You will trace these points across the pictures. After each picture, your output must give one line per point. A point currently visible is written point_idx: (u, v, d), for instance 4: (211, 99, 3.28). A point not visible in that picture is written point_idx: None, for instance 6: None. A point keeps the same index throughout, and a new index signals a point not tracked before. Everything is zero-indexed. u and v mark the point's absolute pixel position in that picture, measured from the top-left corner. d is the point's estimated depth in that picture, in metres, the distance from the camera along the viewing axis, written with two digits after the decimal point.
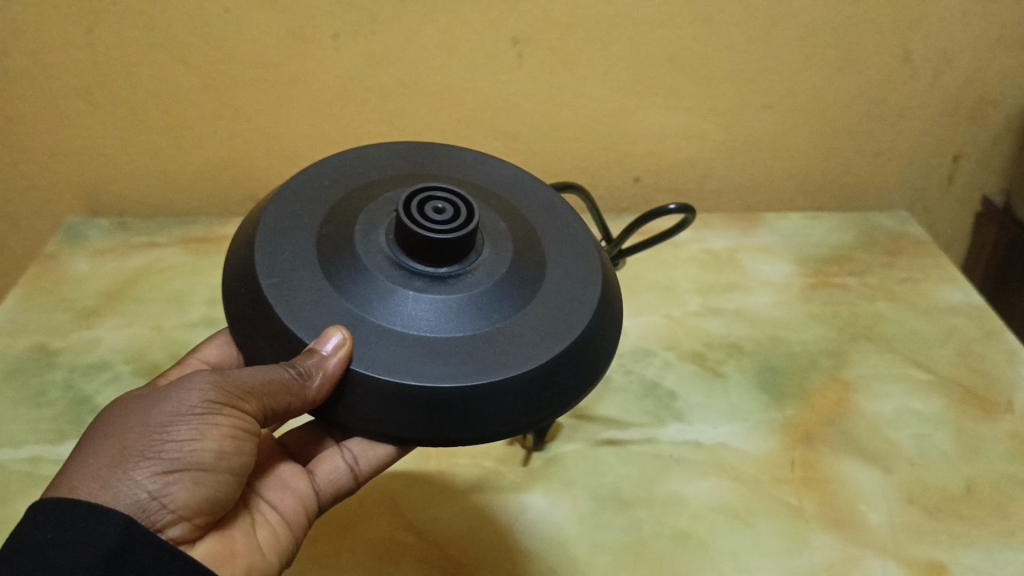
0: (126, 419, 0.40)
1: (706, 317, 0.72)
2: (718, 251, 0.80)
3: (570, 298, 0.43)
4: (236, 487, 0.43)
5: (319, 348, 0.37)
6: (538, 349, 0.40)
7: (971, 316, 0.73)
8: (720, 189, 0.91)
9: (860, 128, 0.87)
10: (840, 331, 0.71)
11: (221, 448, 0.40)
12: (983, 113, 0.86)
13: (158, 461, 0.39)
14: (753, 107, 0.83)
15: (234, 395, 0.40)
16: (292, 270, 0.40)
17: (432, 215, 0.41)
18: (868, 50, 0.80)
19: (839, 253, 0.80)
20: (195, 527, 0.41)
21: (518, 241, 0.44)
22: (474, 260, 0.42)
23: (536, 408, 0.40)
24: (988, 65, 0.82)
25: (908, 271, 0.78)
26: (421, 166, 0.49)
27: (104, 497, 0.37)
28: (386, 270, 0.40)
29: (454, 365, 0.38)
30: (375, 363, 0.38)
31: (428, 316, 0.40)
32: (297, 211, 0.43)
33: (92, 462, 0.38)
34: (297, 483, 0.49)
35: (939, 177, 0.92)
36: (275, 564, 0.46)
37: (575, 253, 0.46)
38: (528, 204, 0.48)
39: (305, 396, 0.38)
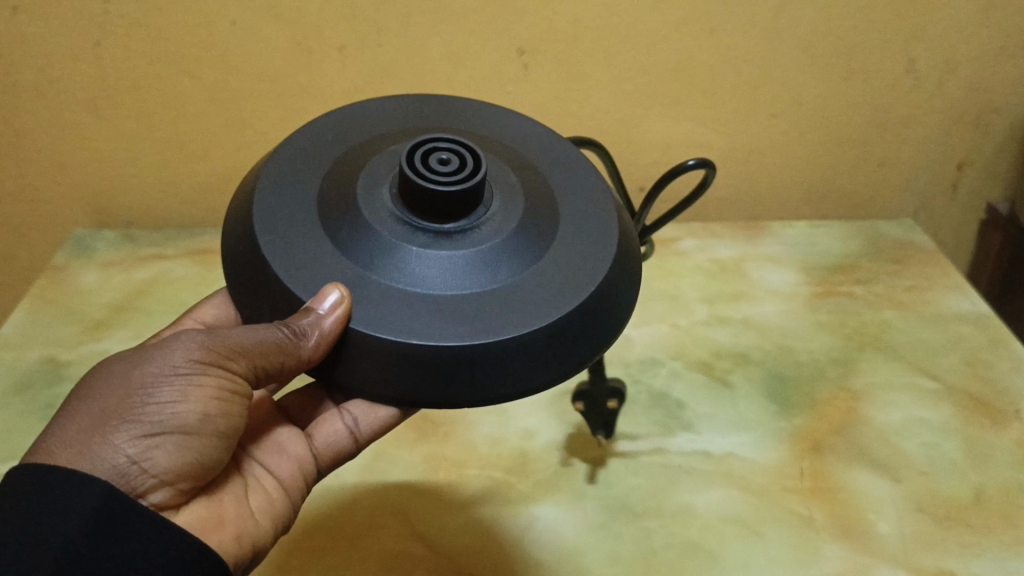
0: (109, 381, 0.39)
1: (713, 327, 0.72)
2: (724, 260, 0.80)
3: (583, 253, 0.41)
4: (224, 451, 0.42)
5: (315, 306, 0.36)
6: (548, 307, 0.38)
7: (978, 324, 0.73)
8: (726, 198, 0.91)
9: (865, 136, 0.87)
10: (847, 340, 0.71)
11: (207, 410, 0.40)
12: (987, 121, 0.86)
13: (140, 425, 0.38)
14: (757, 117, 0.83)
15: (220, 355, 0.39)
16: (290, 227, 0.39)
17: (436, 165, 0.39)
18: (872, 59, 0.80)
19: (845, 261, 0.80)
20: (180, 492, 0.40)
21: (528, 193, 0.42)
22: (482, 213, 0.40)
23: (546, 368, 0.38)
24: (993, 73, 0.82)
25: (914, 279, 0.78)
26: (430, 115, 0.47)
27: (83, 463, 0.37)
28: (389, 225, 0.39)
29: (457, 325, 0.37)
30: (374, 322, 0.37)
31: (433, 273, 0.38)
32: (297, 164, 0.42)
33: (72, 426, 0.38)
34: (294, 445, 0.49)
35: (944, 185, 0.92)
36: (268, 529, 0.45)
37: (590, 207, 0.44)
38: (545, 155, 0.46)
39: (298, 356, 0.37)
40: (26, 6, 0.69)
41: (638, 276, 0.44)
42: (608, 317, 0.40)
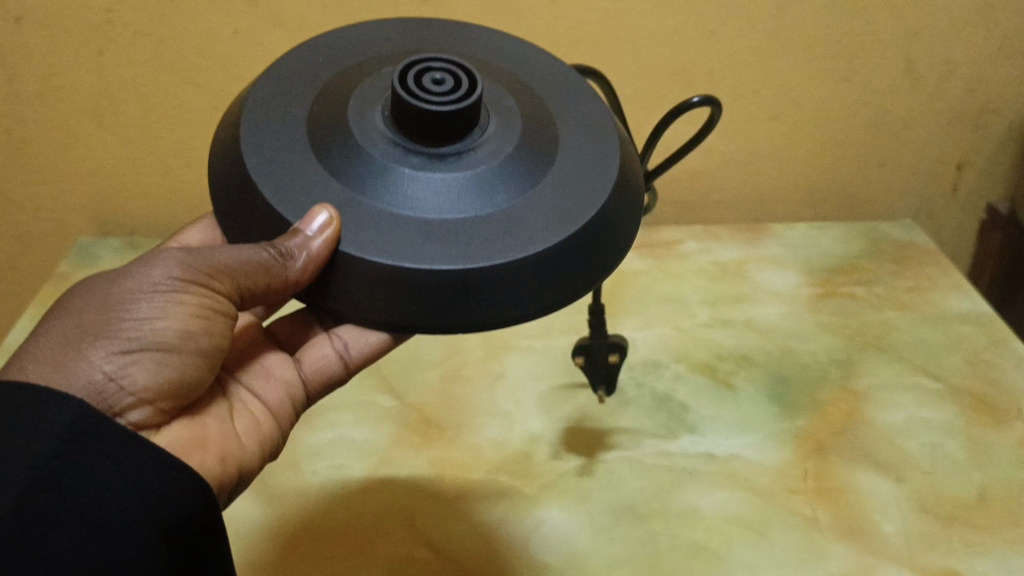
0: (84, 298, 0.39)
1: (715, 329, 0.72)
2: (725, 262, 0.80)
3: (579, 183, 0.42)
4: (203, 371, 0.43)
5: (303, 229, 0.37)
6: (542, 232, 0.39)
7: (980, 324, 0.73)
8: (726, 201, 0.92)
9: (864, 138, 0.87)
10: (849, 341, 0.71)
11: (187, 328, 0.41)
12: (986, 122, 0.87)
13: (118, 341, 0.39)
14: (757, 120, 0.84)
15: (203, 274, 0.40)
16: (279, 152, 0.40)
17: (431, 86, 0.39)
18: (871, 61, 0.81)
19: (846, 262, 0.81)
20: (159, 412, 0.42)
21: (526, 118, 0.42)
22: (478, 137, 0.41)
23: (538, 296, 0.39)
24: (991, 74, 0.83)
25: (915, 279, 0.78)
26: (426, 40, 0.46)
27: (61, 377, 0.37)
28: (382, 149, 0.39)
29: (451, 248, 0.38)
30: (367, 246, 0.37)
31: (425, 197, 0.39)
32: (287, 88, 0.42)
33: (48, 340, 0.38)
34: (281, 371, 0.51)
35: (943, 186, 0.92)
36: (254, 450, 0.48)
37: (588, 133, 0.44)
38: (542, 81, 0.46)
39: (286, 278, 0.38)
40: (30, 16, 0.70)
41: (636, 204, 0.45)
42: (604, 244, 0.41)
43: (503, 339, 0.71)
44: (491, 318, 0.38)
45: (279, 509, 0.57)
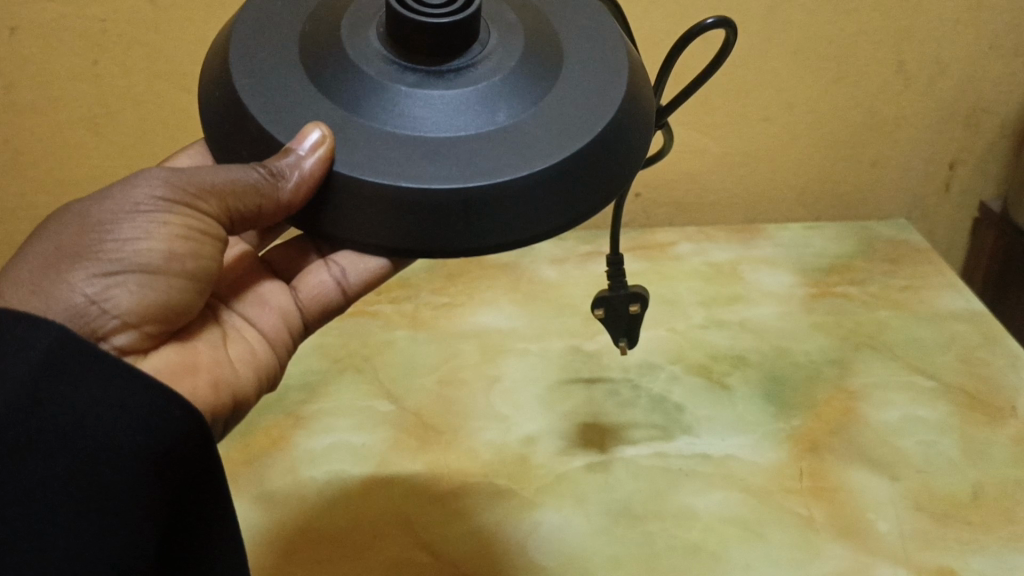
0: (67, 219, 0.41)
1: (710, 330, 0.73)
2: (720, 263, 0.81)
3: (581, 97, 0.42)
4: (191, 294, 0.45)
5: (296, 148, 0.38)
6: (544, 149, 0.39)
7: (973, 322, 0.74)
8: (720, 203, 0.92)
9: (856, 138, 0.88)
10: (843, 340, 0.71)
11: (171, 250, 0.42)
12: (977, 121, 0.87)
13: (100, 265, 0.40)
14: (749, 120, 0.85)
15: (189, 194, 0.41)
16: (273, 76, 0.40)
17: (426, 1, 0.40)
18: (862, 61, 0.82)
19: (839, 262, 0.81)
20: (146, 335, 0.43)
21: (526, 33, 0.43)
22: (475, 52, 0.41)
23: (540, 214, 0.39)
24: (983, 73, 0.84)
25: (909, 278, 0.79)
26: None
27: (42, 300, 0.39)
28: (379, 66, 0.40)
29: (450, 166, 0.38)
30: (363, 167, 0.38)
31: (423, 113, 0.39)
32: (281, 14, 0.43)
33: (28, 262, 0.40)
34: (277, 298, 0.52)
35: (936, 185, 0.92)
36: (248, 377, 0.49)
37: (596, 49, 0.44)
38: (550, 1, 0.46)
39: (277, 198, 0.40)
40: None
41: (646, 125, 0.45)
42: (611, 164, 0.41)
43: (499, 342, 0.72)
44: (491, 236, 0.39)
45: (279, 514, 0.58)
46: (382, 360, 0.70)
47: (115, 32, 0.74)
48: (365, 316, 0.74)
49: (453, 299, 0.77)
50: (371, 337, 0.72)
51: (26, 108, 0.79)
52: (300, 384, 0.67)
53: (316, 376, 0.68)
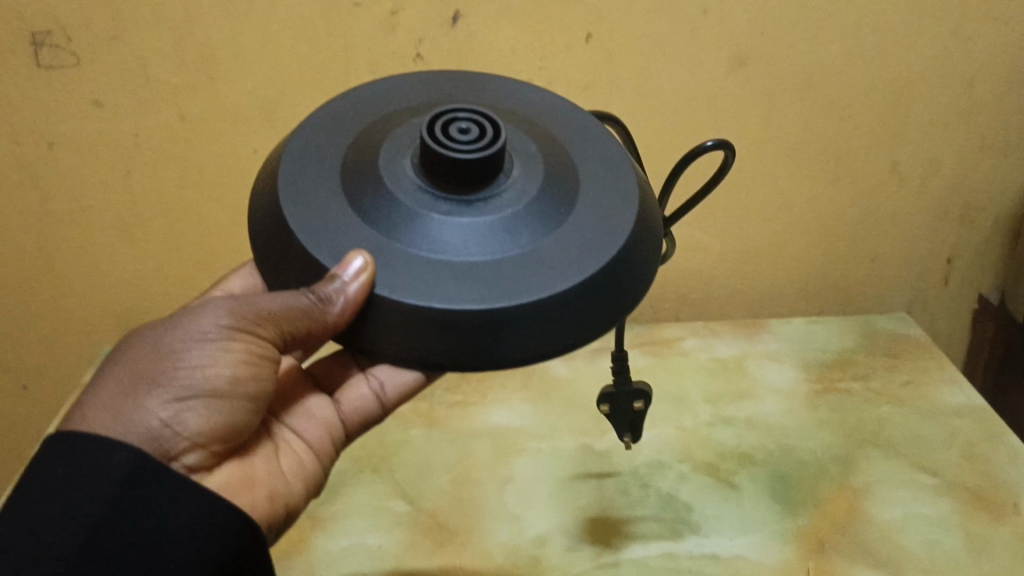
0: (142, 348, 0.45)
1: (718, 427, 0.75)
2: (726, 359, 0.83)
3: (602, 221, 0.45)
4: (250, 413, 0.48)
5: (340, 274, 0.41)
6: (566, 271, 0.42)
7: (974, 417, 0.75)
8: (725, 297, 0.95)
9: (855, 235, 0.91)
10: (847, 437, 0.73)
11: (235, 374, 0.46)
12: (971, 218, 0.90)
13: (172, 391, 0.44)
14: (751, 219, 0.88)
15: (249, 322, 0.45)
16: (316, 202, 0.44)
17: (457, 134, 0.43)
18: (856, 163, 0.86)
19: (842, 357, 0.83)
20: (211, 454, 0.47)
21: (548, 161, 0.46)
22: (503, 180, 0.44)
23: (565, 333, 0.42)
24: (974, 173, 0.87)
25: (910, 373, 0.81)
26: (449, 92, 0.50)
27: (121, 426, 0.43)
28: (413, 195, 0.43)
29: (480, 288, 0.41)
30: (399, 288, 0.41)
31: (454, 238, 0.42)
32: (322, 141, 0.46)
33: (107, 391, 0.44)
34: (322, 411, 0.56)
35: (934, 278, 0.95)
36: (298, 488, 0.52)
37: (609, 174, 0.48)
38: (563, 127, 0.50)
39: (325, 321, 0.42)
40: None
41: (655, 241, 0.48)
42: (626, 281, 0.44)
43: (512, 440, 0.74)
44: (520, 354, 0.42)
45: None
46: (398, 460, 0.72)
47: (148, 146, 0.79)
48: None
49: (467, 397, 0.79)
50: (388, 436, 0.75)
51: (62, 216, 0.83)
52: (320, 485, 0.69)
53: (335, 477, 0.70)
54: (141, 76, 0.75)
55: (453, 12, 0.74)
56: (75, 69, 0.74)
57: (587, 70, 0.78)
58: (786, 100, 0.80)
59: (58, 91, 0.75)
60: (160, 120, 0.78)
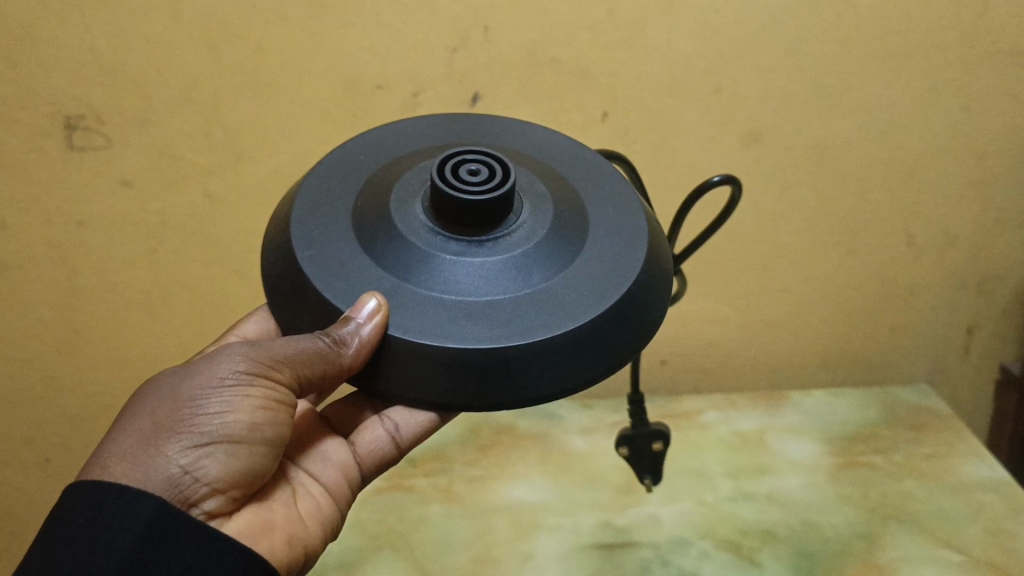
0: (159, 395, 0.44)
1: (739, 503, 0.74)
2: (746, 432, 0.83)
3: (611, 258, 0.46)
4: (269, 458, 0.48)
5: (354, 316, 0.41)
6: (576, 308, 0.43)
7: (1000, 492, 0.74)
8: (744, 368, 0.95)
9: (872, 305, 0.91)
10: (870, 513, 0.72)
11: (254, 419, 0.45)
12: (990, 289, 0.90)
13: (191, 436, 0.44)
14: (768, 290, 0.89)
15: (266, 365, 0.45)
16: (330, 246, 0.44)
17: (467, 176, 0.44)
18: (872, 235, 0.86)
19: (863, 430, 0.83)
20: (230, 500, 0.46)
21: (556, 201, 0.47)
22: (512, 221, 0.45)
23: (579, 369, 0.43)
24: (991, 244, 0.87)
25: (933, 447, 0.80)
26: (458, 138, 0.52)
27: (140, 473, 0.42)
28: (424, 236, 0.44)
29: (493, 326, 0.42)
30: (413, 328, 0.42)
31: (464, 278, 0.43)
32: (334, 187, 0.48)
33: (125, 439, 0.43)
34: (338, 454, 0.55)
35: (955, 349, 0.95)
36: (316, 532, 0.52)
37: (616, 210, 0.49)
38: (570, 168, 0.51)
39: (340, 363, 0.42)
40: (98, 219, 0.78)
41: (666, 278, 0.49)
42: (638, 317, 0.45)
43: (532, 517, 0.74)
44: (535, 392, 0.42)
45: None
46: (417, 537, 0.72)
47: (174, 224, 0.81)
48: (401, 489, 0.77)
49: (485, 471, 0.79)
50: (407, 512, 0.74)
51: (89, 293, 0.85)
52: (339, 562, 0.69)
53: (354, 553, 0.70)
54: (168, 157, 0.77)
55: (471, 93, 0.76)
56: (105, 151, 0.76)
57: (602, 147, 0.80)
58: (799, 174, 0.82)
59: (87, 172, 0.77)
60: (186, 199, 0.80)
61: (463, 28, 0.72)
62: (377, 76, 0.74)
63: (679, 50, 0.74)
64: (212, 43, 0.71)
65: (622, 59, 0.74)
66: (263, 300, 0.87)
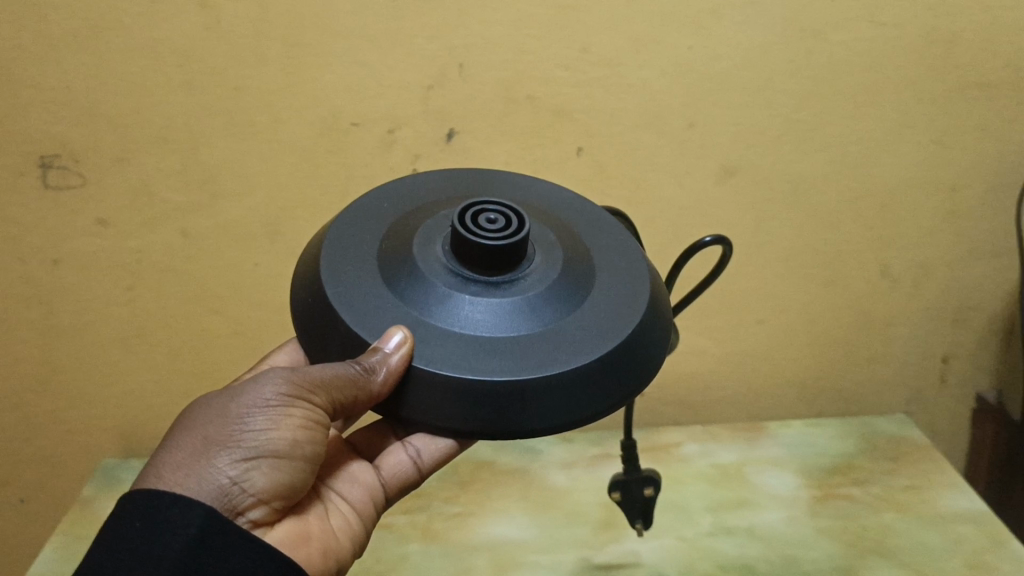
0: (208, 412, 0.45)
1: (719, 538, 0.74)
2: (726, 464, 0.83)
3: (620, 302, 0.47)
4: (307, 474, 0.48)
5: (382, 345, 0.42)
6: (589, 346, 0.44)
7: (978, 524, 0.74)
8: (723, 399, 0.95)
9: (850, 337, 0.91)
10: (850, 547, 0.72)
11: (295, 436, 0.45)
12: (965, 319, 0.91)
13: (238, 450, 0.44)
14: (746, 322, 0.89)
15: (305, 388, 0.44)
16: (354, 281, 0.45)
17: (486, 221, 0.45)
18: (848, 267, 0.87)
19: (842, 462, 0.83)
20: (272, 510, 0.47)
21: (567, 247, 0.48)
22: (530, 263, 0.46)
23: (590, 405, 0.43)
24: (965, 275, 0.88)
25: (911, 478, 0.80)
26: (472, 188, 0.53)
27: (191, 483, 0.43)
28: (444, 277, 0.45)
29: (510, 361, 0.42)
30: (434, 360, 0.42)
31: (483, 317, 0.44)
32: (356, 226, 0.48)
33: (176, 452, 0.43)
34: (364, 476, 0.55)
35: (931, 379, 0.94)
36: (347, 548, 0.52)
37: (621, 259, 0.50)
38: (576, 218, 0.52)
39: (370, 390, 0.42)
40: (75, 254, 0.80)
41: (668, 323, 0.50)
42: (644, 358, 0.46)
43: (512, 555, 0.73)
44: (547, 425, 0.42)
45: None
46: None
47: (152, 262, 0.81)
48: (380, 528, 0.76)
49: (466, 508, 0.79)
50: (386, 551, 0.74)
51: (65, 331, 0.84)
52: None
53: None
54: (146, 195, 0.77)
55: (448, 130, 0.76)
56: (82, 190, 0.76)
57: (579, 183, 0.80)
58: (775, 208, 0.82)
59: (64, 212, 0.77)
60: (163, 236, 0.79)
61: (440, 67, 0.72)
62: (354, 115, 0.74)
63: (654, 87, 0.74)
64: (191, 84, 0.71)
65: (598, 96, 0.75)
66: (240, 337, 0.87)
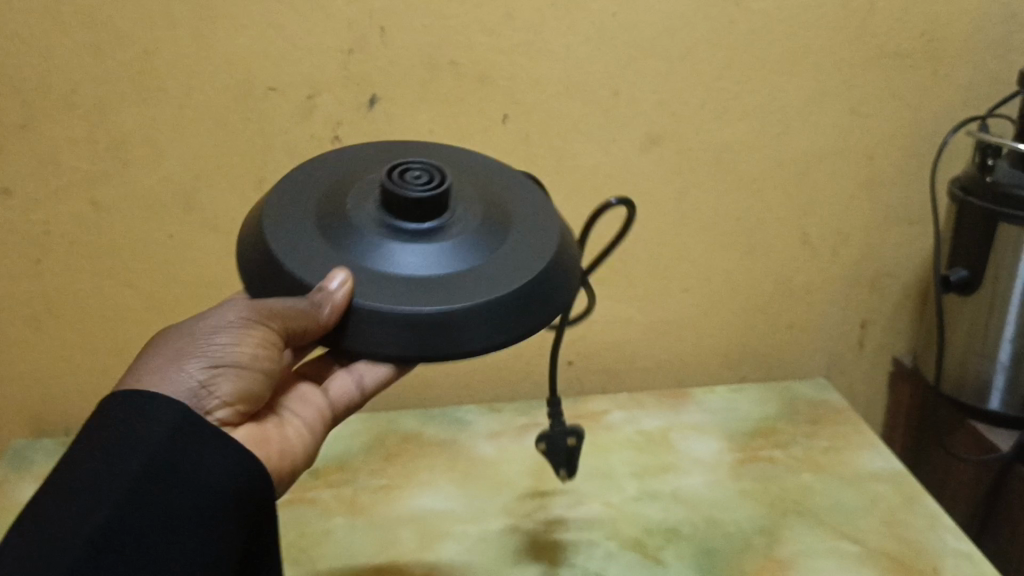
0: (176, 334, 0.47)
1: (644, 502, 0.74)
2: (651, 431, 0.84)
3: (538, 239, 0.50)
4: (267, 389, 0.50)
5: (326, 284, 0.45)
6: (510, 279, 0.47)
7: (894, 482, 0.76)
8: (650, 367, 0.94)
9: (773, 304, 0.93)
10: (772, 508, 0.74)
11: (258, 354, 0.48)
12: (881, 285, 0.93)
13: (206, 359, 0.46)
14: (672, 291, 0.90)
15: (262, 313, 0.46)
16: (293, 234, 0.48)
17: (410, 177, 0.48)
18: (770, 235, 0.88)
19: (764, 425, 0.84)
20: (238, 416, 0.49)
21: (486, 198, 0.51)
22: (451, 212, 0.49)
23: (519, 324, 0.47)
24: (880, 241, 0.90)
25: (830, 440, 0.82)
26: (396, 147, 0.55)
27: (163, 386, 0.45)
28: (376, 227, 0.48)
29: (439, 296, 0.46)
30: (371, 296, 0.45)
31: (415, 259, 0.47)
32: (290, 188, 0.50)
33: (148, 362, 0.46)
34: (314, 396, 0.57)
35: (851, 343, 0.96)
36: (307, 453, 0.54)
37: (536, 205, 0.53)
38: (495, 169, 0.55)
39: (319, 320, 0.45)
40: None
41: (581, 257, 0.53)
42: (561, 287, 0.49)
43: (438, 526, 0.72)
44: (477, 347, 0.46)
45: None
46: (320, 551, 0.70)
47: (58, 233, 0.77)
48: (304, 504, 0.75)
49: (392, 480, 0.78)
50: (309, 527, 0.72)
51: None
52: None
53: None
54: (51, 163, 0.74)
55: (369, 97, 0.74)
56: None
57: (504, 154, 0.79)
58: (697, 177, 0.83)
59: None
60: (71, 207, 0.76)
61: (360, 31, 0.71)
62: (271, 80, 0.72)
63: (578, 54, 0.75)
64: (97, 48, 0.69)
65: (521, 64, 0.74)
66: (154, 312, 0.83)
